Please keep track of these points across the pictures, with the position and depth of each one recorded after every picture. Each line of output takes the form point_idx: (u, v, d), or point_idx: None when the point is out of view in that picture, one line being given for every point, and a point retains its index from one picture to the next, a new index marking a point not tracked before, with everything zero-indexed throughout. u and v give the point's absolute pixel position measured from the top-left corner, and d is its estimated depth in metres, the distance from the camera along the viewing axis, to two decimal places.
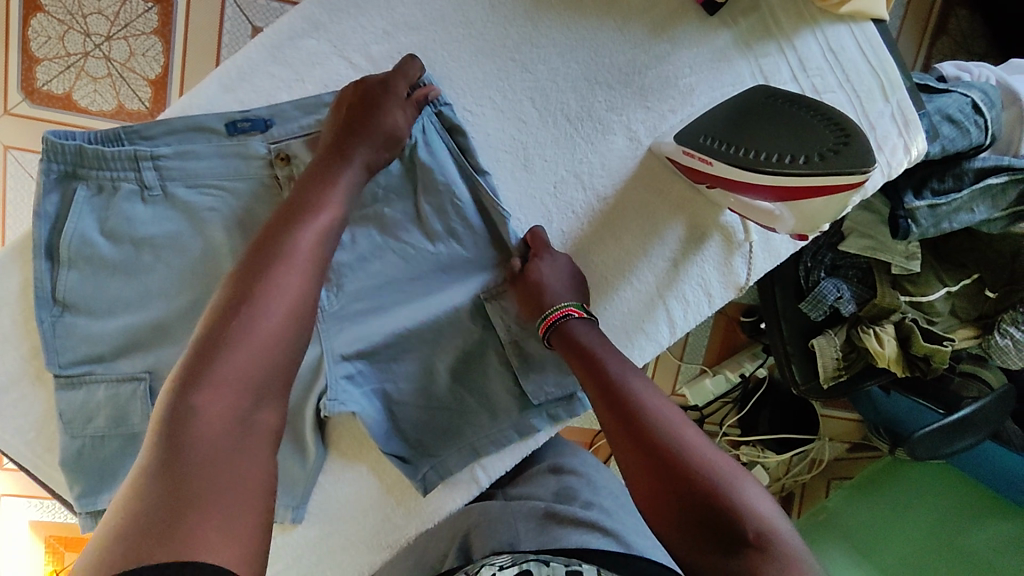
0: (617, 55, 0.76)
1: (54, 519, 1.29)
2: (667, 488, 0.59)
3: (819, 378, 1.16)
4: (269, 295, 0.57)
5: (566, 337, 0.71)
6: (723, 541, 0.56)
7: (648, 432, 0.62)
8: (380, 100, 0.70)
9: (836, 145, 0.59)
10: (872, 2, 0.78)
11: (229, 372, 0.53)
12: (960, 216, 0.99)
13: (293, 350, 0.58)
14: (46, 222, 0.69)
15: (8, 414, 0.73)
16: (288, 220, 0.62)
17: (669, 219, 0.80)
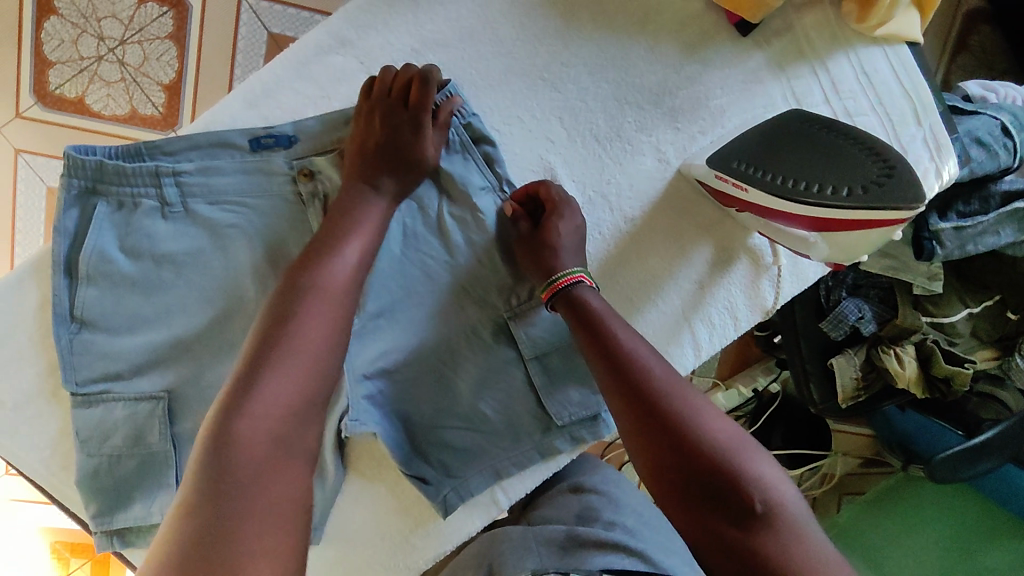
0: (648, 75, 0.75)
1: (63, 524, 1.28)
2: (672, 458, 0.57)
3: (837, 399, 1.15)
4: (308, 319, 0.58)
5: (570, 301, 0.68)
6: (728, 512, 0.55)
7: (653, 399, 0.59)
8: (410, 139, 0.69)
9: (880, 177, 0.59)
10: (908, 24, 0.77)
11: (263, 400, 0.52)
12: (985, 239, 0.98)
13: (331, 370, 0.58)
14: (65, 238, 0.67)
15: (23, 431, 0.71)
16: (323, 251, 0.63)
17: (696, 241, 0.78)
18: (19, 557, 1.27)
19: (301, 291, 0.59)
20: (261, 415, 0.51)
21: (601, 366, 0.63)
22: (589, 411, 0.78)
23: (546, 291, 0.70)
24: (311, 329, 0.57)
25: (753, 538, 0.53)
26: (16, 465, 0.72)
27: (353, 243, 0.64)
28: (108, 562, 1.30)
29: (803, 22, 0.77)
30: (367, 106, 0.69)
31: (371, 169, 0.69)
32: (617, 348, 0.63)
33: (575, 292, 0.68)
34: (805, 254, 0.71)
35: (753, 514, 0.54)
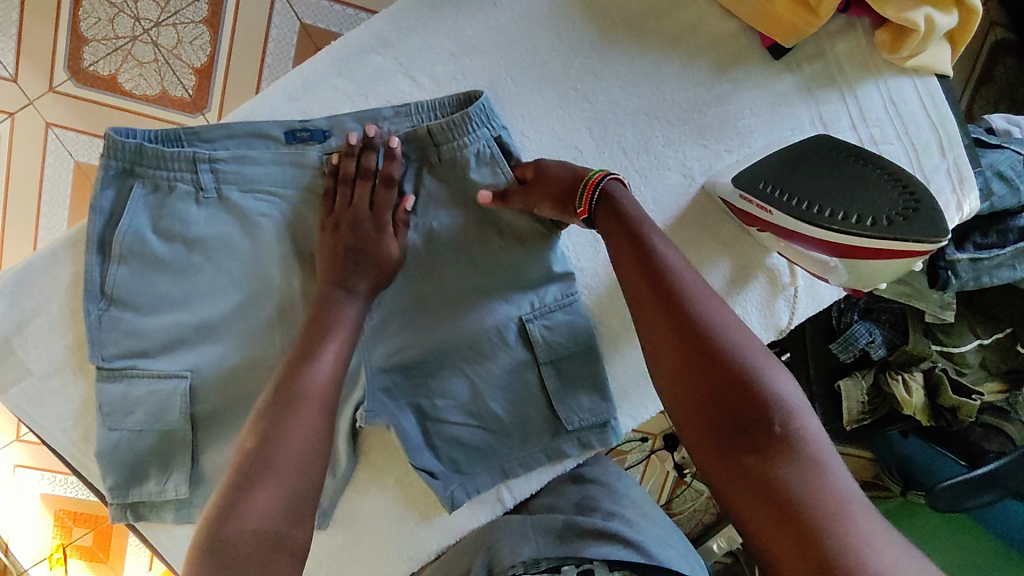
0: (680, 92, 0.76)
1: (66, 494, 1.30)
2: (689, 370, 0.58)
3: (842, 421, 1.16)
4: (295, 420, 0.63)
5: (610, 211, 0.68)
6: (742, 427, 0.55)
7: (686, 313, 0.60)
8: (376, 239, 0.73)
9: (905, 209, 0.60)
10: (939, 58, 0.78)
11: (252, 508, 0.56)
12: (1001, 271, 0.98)
13: (317, 465, 0.63)
14: (101, 216, 0.69)
15: (48, 401, 0.73)
16: (302, 361, 0.67)
17: (716, 257, 0.79)
18: (21, 525, 1.29)
19: (284, 404, 0.63)
20: (250, 517, 0.55)
21: (630, 278, 0.64)
22: (598, 417, 0.79)
23: (583, 198, 0.69)
24: (292, 439, 0.62)
25: (762, 454, 0.54)
26: (38, 434, 0.74)
27: (332, 341, 0.69)
28: (110, 534, 1.33)
29: (836, 49, 0.77)
30: (336, 213, 0.72)
31: (332, 269, 0.72)
32: (649, 261, 0.64)
33: (615, 206, 0.68)
34: (823, 275, 0.73)
35: (767, 431, 0.54)
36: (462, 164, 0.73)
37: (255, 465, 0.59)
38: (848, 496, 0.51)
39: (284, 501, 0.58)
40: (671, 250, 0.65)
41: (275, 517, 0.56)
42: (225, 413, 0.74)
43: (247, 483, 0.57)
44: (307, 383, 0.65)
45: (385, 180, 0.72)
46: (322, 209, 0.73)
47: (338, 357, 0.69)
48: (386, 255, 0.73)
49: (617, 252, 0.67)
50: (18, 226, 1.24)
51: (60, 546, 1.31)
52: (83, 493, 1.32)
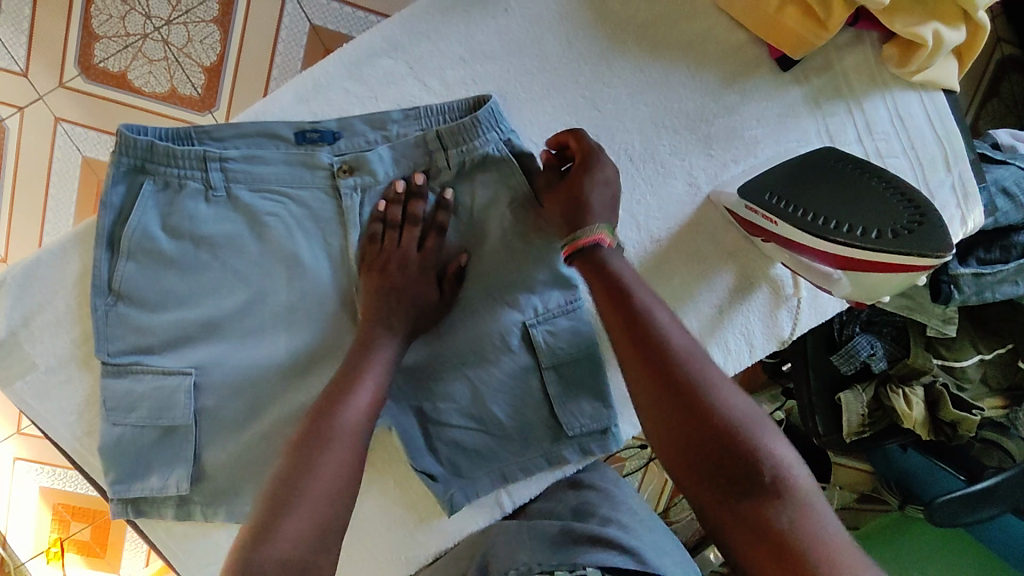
0: (687, 101, 0.76)
1: (65, 488, 1.31)
2: (682, 425, 0.58)
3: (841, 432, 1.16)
4: (333, 446, 0.62)
5: (592, 263, 0.67)
6: (737, 483, 0.55)
7: (672, 367, 0.60)
8: (421, 283, 0.73)
9: (909, 224, 0.61)
10: (948, 74, 0.78)
11: (284, 533, 0.55)
12: (1003, 287, 0.98)
13: (349, 496, 0.61)
14: (111, 212, 0.69)
15: (53, 395, 0.74)
16: (337, 395, 0.66)
17: (720, 266, 0.80)
18: (20, 517, 1.30)
19: (318, 435, 0.62)
20: (282, 544, 0.55)
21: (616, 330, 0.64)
22: (598, 424, 0.80)
23: (567, 247, 0.69)
24: (326, 471, 0.60)
25: (759, 508, 0.54)
26: (42, 428, 0.74)
27: (376, 365, 0.69)
28: (108, 528, 1.33)
29: (844, 62, 0.77)
30: (387, 250, 0.72)
31: (374, 303, 0.71)
32: (634, 312, 0.64)
33: (599, 254, 0.67)
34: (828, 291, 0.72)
35: (762, 485, 0.55)
36: (472, 167, 0.74)
37: (287, 496, 0.58)
38: (844, 546, 0.52)
39: (315, 530, 0.57)
40: (655, 300, 0.65)
41: (304, 546, 0.56)
42: (228, 411, 0.75)
43: (279, 510, 0.57)
44: (345, 410, 0.65)
45: (437, 227, 0.74)
46: (370, 249, 0.73)
47: (380, 387, 0.68)
48: (389, 255, 0.73)
49: (601, 305, 0.66)
50: (25, 220, 1.25)
51: (58, 540, 1.31)
52: (82, 487, 1.32)
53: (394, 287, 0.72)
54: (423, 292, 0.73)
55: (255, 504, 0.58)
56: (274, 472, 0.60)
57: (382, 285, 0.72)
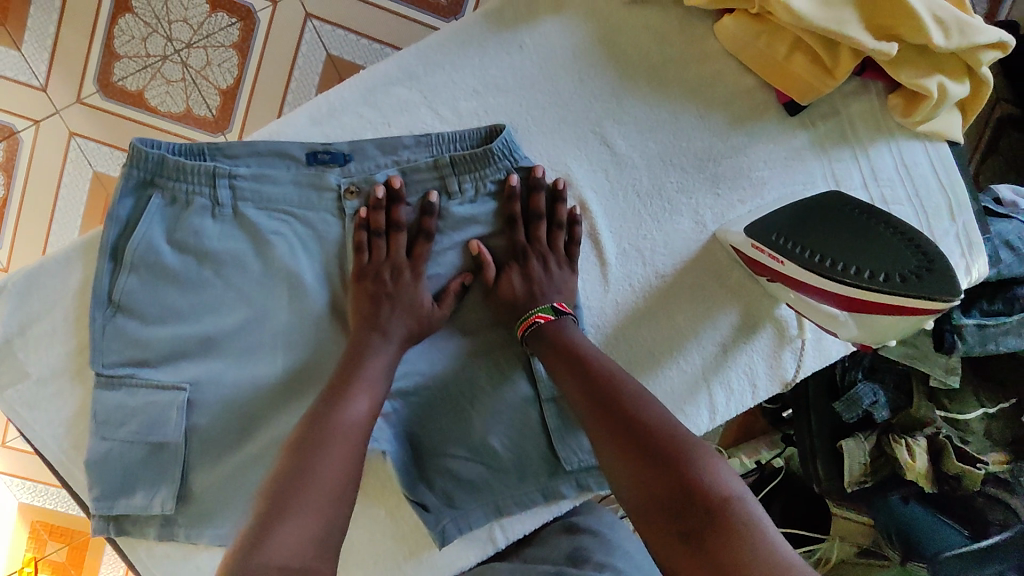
0: (696, 140, 0.76)
1: (45, 507, 1.28)
2: (634, 466, 0.57)
3: (843, 481, 1.16)
4: (330, 454, 0.60)
5: (541, 337, 0.70)
6: (687, 515, 0.52)
7: (612, 408, 0.62)
8: (413, 292, 0.71)
9: (918, 268, 0.61)
10: (951, 123, 0.78)
11: (280, 541, 0.53)
12: (1008, 338, 1.00)
13: (347, 504, 0.59)
14: (116, 224, 0.69)
15: (44, 405, 0.72)
16: (333, 400, 0.64)
17: (724, 305, 0.80)
18: None
19: (315, 440, 0.61)
20: (276, 553, 0.52)
21: (572, 386, 0.65)
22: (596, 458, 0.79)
23: (519, 328, 0.72)
24: (327, 474, 0.59)
25: (702, 539, 0.51)
26: (29, 438, 0.73)
27: (373, 372, 0.68)
28: (84, 551, 1.31)
29: (850, 109, 0.78)
30: (373, 261, 0.71)
31: (362, 316, 0.70)
32: (578, 365, 0.66)
33: (546, 325, 0.71)
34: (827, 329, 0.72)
35: (703, 513, 0.52)
36: (482, 198, 0.72)
37: (284, 498, 0.56)
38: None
39: (311, 539, 0.55)
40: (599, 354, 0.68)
41: (300, 555, 0.53)
42: (221, 429, 0.74)
43: (275, 516, 0.55)
44: (341, 417, 0.63)
45: (425, 233, 0.72)
46: (357, 261, 0.71)
47: (372, 400, 0.66)
48: (395, 282, 0.71)
49: (551, 369, 0.68)
50: (33, 231, 1.26)
51: (32, 559, 1.28)
52: (63, 506, 1.30)
53: (380, 299, 0.70)
54: (410, 303, 0.71)
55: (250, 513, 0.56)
56: (269, 479, 0.59)
57: (385, 309, 0.70)
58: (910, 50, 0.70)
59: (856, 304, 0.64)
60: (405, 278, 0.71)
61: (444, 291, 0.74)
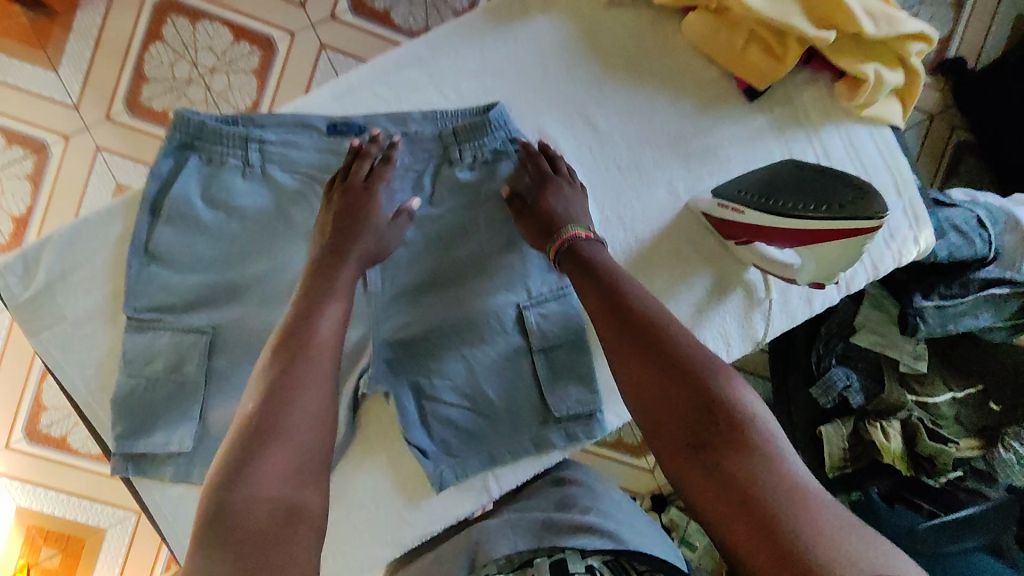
0: (669, 120, 0.86)
1: (42, 510, 1.39)
2: (658, 384, 0.61)
3: (823, 467, 1.23)
4: (309, 374, 0.64)
5: (571, 256, 0.74)
6: (710, 430, 0.57)
7: (643, 328, 0.64)
8: (369, 215, 0.76)
9: (853, 198, 0.66)
10: (889, 110, 0.87)
11: (268, 463, 0.58)
12: (965, 319, 1.08)
13: (325, 421, 0.64)
14: (158, 180, 0.77)
15: (76, 347, 0.79)
16: (305, 320, 0.67)
17: (697, 269, 0.88)
18: None
19: (291, 362, 0.64)
20: (264, 481, 0.57)
21: (599, 308, 0.68)
22: (585, 408, 0.85)
23: (553, 245, 0.76)
24: (301, 404, 0.62)
25: (720, 451, 0.56)
26: (60, 379, 0.79)
27: (343, 288, 0.72)
28: (74, 558, 1.40)
29: (802, 97, 0.87)
30: (343, 183, 0.77)
31: (336, 237, 0.74)
32: (608, 287, 0.69)
33: (575, 246, 0.74)
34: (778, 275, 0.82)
35: (724, 429, 0.57)
36: (480, 165, 0.82)
37: (260, 431, 0.59)
38: (814, 489, 0.53)
39: (296, 460, 0.60)
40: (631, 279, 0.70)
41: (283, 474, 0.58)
42: (238, 372, 0.80)
43: (258, 440, 0.59)
44: (316, 336, 0.66)
45: (385, 157, 0.79)
46: (328, 186, 0.77)
47: (342, 312, 0.70)
48: (352, 196, 0.76)
49: (579, 289, 0.71)
50: None
51: (25, 565, 1.38)
52: (57, 511, 1.40)
53: (352, 218, 0.75)
54: (375, 229, 0.76)
55: (232, 435, 0.60)
56: (252, 402, 0.61)
57: (354, 233, 0.75)
58: (848, 42, 0.81)
59: (810, 236, 0.71)
60: (369, 202, 0.76)
61: (400, 212, 0.79)
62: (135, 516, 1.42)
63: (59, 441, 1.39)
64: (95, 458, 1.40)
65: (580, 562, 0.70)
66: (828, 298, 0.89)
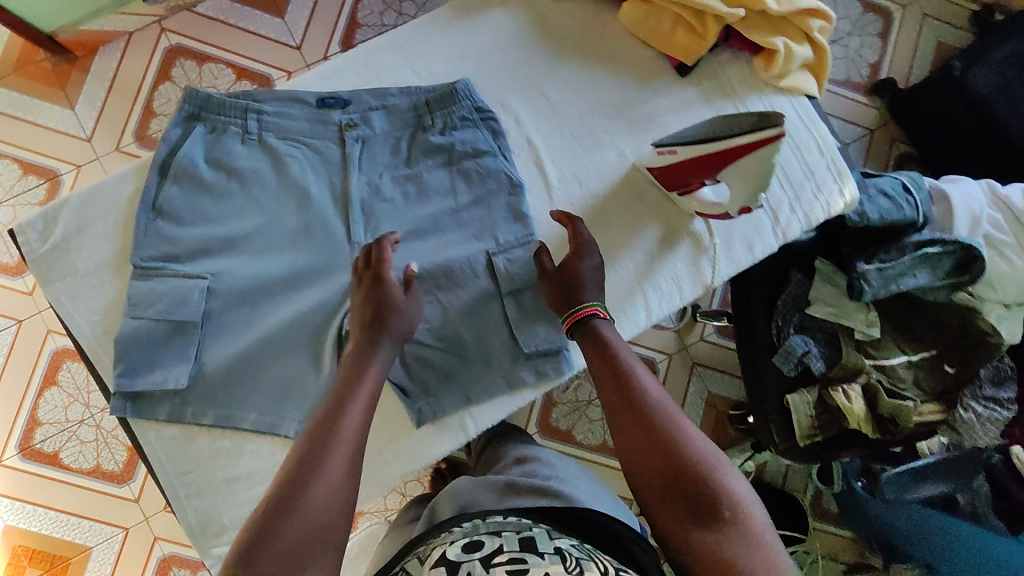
0: (614, 92, 0.99)
1: (31, 528, 1.40)
2: (660, 468, 0.71)
3: (795, 437, 1.27)
4: (339, 446, 0.69)
5: (588, 335, 0.83)
6: (703, 514, 0.68)
7: (650, 417, 0.74)
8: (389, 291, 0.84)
9: (757, 120, 0.81)
10: (804, 81, 1.00)
11: (292, 525, 0.62)
12: (905, 279, 1.16)
13: (350, 493, 0.67)
14: (167, 145, 0.88)
15: (86, 295, 0.87)
16: (343, 403, 0.74)
17: (647, 223, 0.98)
18: None
19: (325, 438, 0.69)
20: (283, 543, 0.61)
21: (612, 394, 0.78)
22: (552, 345, 0.93)
23: (566, 319, 0.85)
24: (329, 475, 0.66)
25: (712, 533, 0.67)
26: (68, 327, 0.87)
27: (373, 372, 0.78)
28: None
29: (727, 71, 1.00)
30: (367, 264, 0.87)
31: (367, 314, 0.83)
32: (622, 373, 0.78)
33: (593, 327, 0.83)
34: (714, 215, 0.93)
35: (716, 513, 0.68)
36: (450, 131, 0.93)
37: (289, 506, 0.63)
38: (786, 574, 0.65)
39: (315, 525, 0.63)
40: (641, 369, 0.79)
41: (302, 535, 0.62)
42: (233, 315, 0.88)
43: (285, 509, 0.63)
44: (349, 416, 0.72)
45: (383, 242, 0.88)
46: (358, 261, 0.87)
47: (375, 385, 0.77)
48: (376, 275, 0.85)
49: (596, 369, 0.81)
50: None
51: None
52: (46, 530, 1.41)
53: (378, 294, 0.84)
54: (397, 308, 0.83)
55: (261, 500, 0.64)
56: (284, 470, 0.66)
57: (386, 309, 0.83)
58: (759, 20, 0.96)
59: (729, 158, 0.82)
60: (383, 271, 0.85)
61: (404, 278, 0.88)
62: (121, 532, 1.42)
63: (51, 456, 1.42)
64: (86, 474, 1.42)
65: (549, 543, 0.73)
66: (767, 245, 0.99)
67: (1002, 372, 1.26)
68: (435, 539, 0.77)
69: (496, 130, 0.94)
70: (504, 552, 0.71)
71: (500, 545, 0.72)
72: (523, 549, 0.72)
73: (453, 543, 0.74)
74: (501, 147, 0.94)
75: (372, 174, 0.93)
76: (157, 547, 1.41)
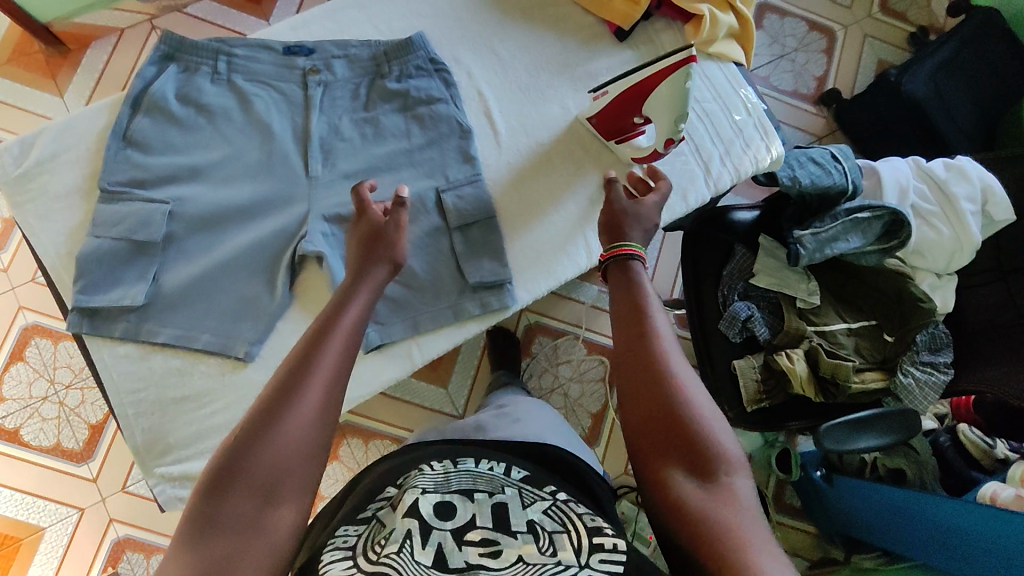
0: (559, 53, 1.08)
1: None
2: (660, 418, 0.66)
3: (743, 402, 1.28)
4: (313, 384, 0.62)
5: (618, 272, 0.78)
6: (694, 473, 0.63)
7: (658, 363, 0.68)
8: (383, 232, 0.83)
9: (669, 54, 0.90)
10: (730, 49, 1.09)
11: (257, 463, 0.57)
12: (837, 244, 1.23)
13: (325, 434, 0.61)
14: (141, 81, 0.95)
15: (56, 219, 0.93)
16: (320, 337, 0.67)
17: (590, 171, 1.05)
18: None
19: (296, 376, 0.62)
20: (244, 483, 0.56)
21: (625, 332, 0.72)
22: (497, 278, 0.98)
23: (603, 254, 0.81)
24: (298, 415, 0.60)
25: (699, 492, 0.62)
26: (36, 247, 0.92)
27: (355, 309, 0.73)
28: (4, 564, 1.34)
29: (662, 37, 1.10)
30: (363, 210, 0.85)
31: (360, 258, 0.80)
32: (641, 314, 0.72)
33: (628, 264, 0.77)
34: (646, 159, 1.01)
35: (706, 475, 0.63)
36: (405, 78, 1.01)
37: (252, 443, 0.58)
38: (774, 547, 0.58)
39: (280, 465, 0.57)
40: (664, 315, 0.73)
41: (268, 476, 0.57)
42: (193, 240, 0.93)
43: (247, 447, 0.57)
44: (325, 353, 0.66)
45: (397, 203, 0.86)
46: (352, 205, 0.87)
47: (356, 322, 0.72)
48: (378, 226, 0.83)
49: (618, 305, 0.75)
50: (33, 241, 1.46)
51: None
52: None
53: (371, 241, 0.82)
54: (390, 246, 0.82)
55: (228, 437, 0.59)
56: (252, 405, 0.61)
57: (375, 244, 0.82)
58: None
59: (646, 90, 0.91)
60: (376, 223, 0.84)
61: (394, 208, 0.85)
62: (76, 513, 1.37)
63: (9, 434, 1.39)
64: (44, 451, 1.39)
65: (523, 512, 0.63)
66: (700, 195, 1.06)
67: (938, 338, 1.27)
68: (405, 483, 0.66)
69: (448, 80, 1.02)
70: (477, 528, 0.61)
71: (471, 517, 0.62)
72: (496, 521, 0.62)
73: (425, 496, 0.62)
74: (452, 95, 1.02)
75: (332, 116, 1.00)
76: (111, 529, 1.37)
